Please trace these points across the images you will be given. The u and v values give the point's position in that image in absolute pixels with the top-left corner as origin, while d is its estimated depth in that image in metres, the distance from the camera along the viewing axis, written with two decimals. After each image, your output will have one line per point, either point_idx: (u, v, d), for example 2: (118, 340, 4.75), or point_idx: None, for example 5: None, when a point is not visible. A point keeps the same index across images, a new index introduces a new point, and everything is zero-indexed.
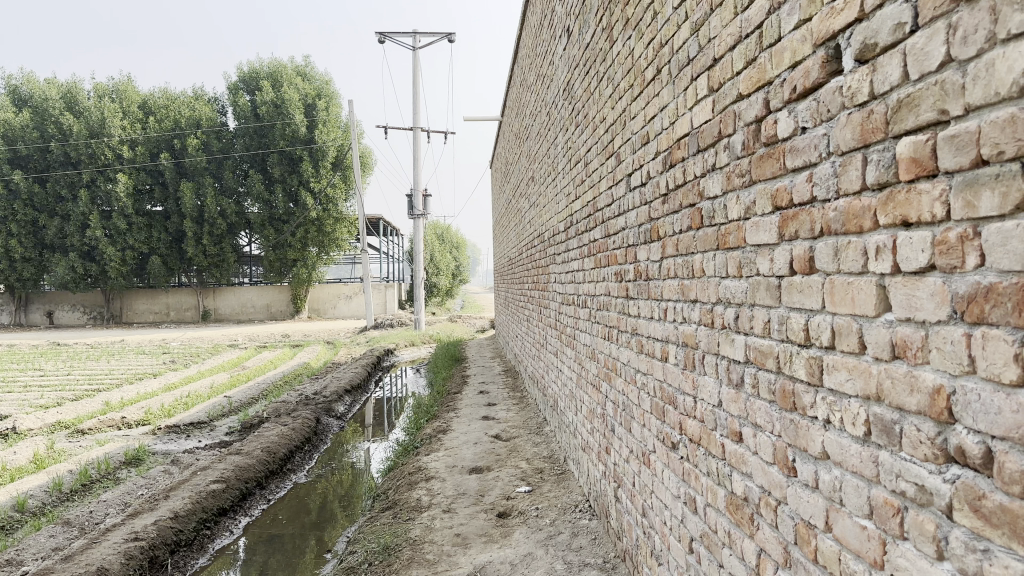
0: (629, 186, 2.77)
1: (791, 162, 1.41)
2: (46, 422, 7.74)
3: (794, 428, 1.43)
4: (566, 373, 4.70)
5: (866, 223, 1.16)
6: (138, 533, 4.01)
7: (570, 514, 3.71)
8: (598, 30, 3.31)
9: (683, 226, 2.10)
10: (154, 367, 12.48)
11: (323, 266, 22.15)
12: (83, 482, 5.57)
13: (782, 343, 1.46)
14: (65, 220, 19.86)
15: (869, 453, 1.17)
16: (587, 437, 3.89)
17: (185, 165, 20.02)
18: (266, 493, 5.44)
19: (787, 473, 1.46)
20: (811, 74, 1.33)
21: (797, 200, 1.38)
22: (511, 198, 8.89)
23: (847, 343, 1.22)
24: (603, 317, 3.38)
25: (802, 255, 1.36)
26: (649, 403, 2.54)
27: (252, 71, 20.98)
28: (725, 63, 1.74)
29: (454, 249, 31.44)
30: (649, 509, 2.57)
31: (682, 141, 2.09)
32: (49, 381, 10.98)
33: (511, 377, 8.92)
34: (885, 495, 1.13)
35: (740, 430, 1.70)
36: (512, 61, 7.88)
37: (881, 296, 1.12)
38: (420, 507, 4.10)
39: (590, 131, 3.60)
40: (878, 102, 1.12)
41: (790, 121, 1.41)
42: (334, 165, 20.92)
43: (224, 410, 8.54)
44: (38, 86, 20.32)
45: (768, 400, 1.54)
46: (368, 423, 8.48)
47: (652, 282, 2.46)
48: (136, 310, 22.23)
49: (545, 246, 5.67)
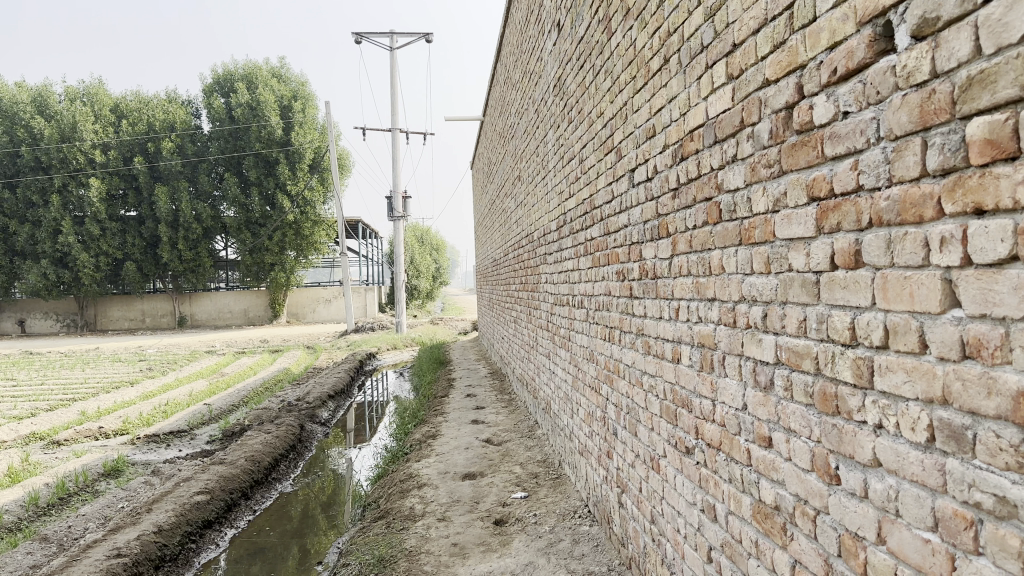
0: (632, 182, 2.69)
1: (831, 150, 1.32)
2: (20, 434, 7.50)
3: (836, 434, 1.34)
4: (559, 374, 4.60)
5: (927, 212, 1.07)
6: (120, 548, 3.84)
7: (570, 520, 3.61)
8: (593, 22, 3.23)
9: (696, 222, 2.01)
10: (130, 375, 12.20)
11: (301, 270, 21.88)
12: (61, 495, 5.38)
13: (821, 344, 1.37)
14: (36, 226, 19.44)
15: (932, 461, 1.09)
16: (585, 440, 3.80)
17: (159, 169, 19.70)
18: (251, 503, 5.28)
19: (829, 481, 1.37)
20: (855, 55, 1.24)
21: (839, 190, 1.30)
22: (495, 198, 8.78)
23: (904, 342, 1.13)
24: (602, 317, 3.29)
25: (847, 248, 1.28)
26: (658, 405, 2.46)
27: (226, 73, 20.75)
28: (747, 49, 1.65)
29: (433, 251, 31.33)
30: (659, 516, 2.48)
31: (696, 133, 2.00)
32: (23, 391, 10.72)
33: (498, 378, 8.84)
34: (953, 507, 1.04)
35: (769, 435, 1.61)
36: (494, 60, 7.80)
37: (948, 291, 1.04)
38: (414, 516, 3.98)
39: (585, 127, 3.51)
40: (941, 81, 1.04)
41: (829, 105, 1.32)
42: (311, 168, 20.72)
43: (204, 418, 8.35)
44: (6, 90, 19.88)
45: (804, 403, 1.45)
46: (352, 429, 8.32)
47: (660, 280, 2.37)
48: (111, 316, 21.76)
49: (535, 247, 5.60)
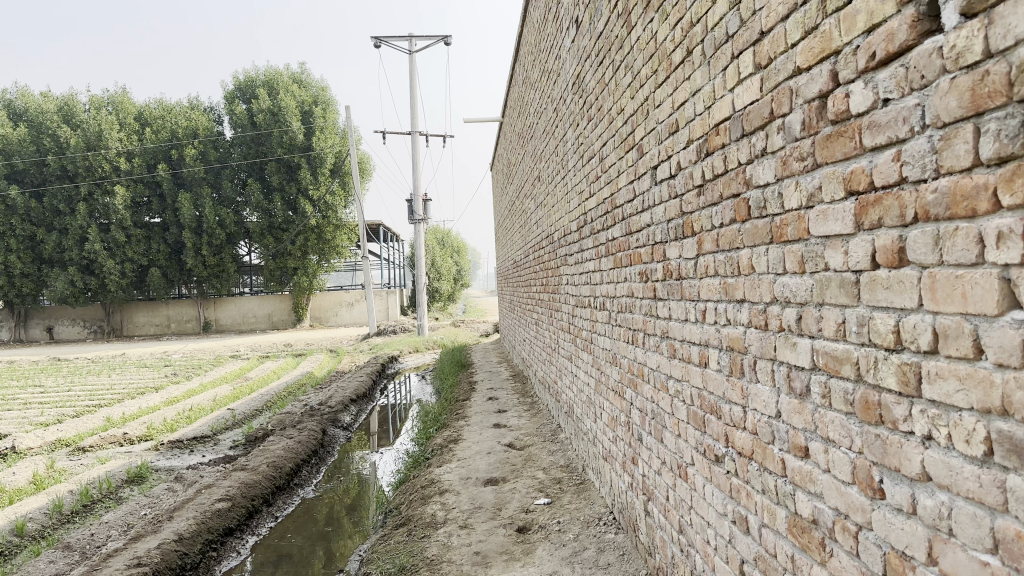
0: (654, 179, 2.60)
1: (870, 141, 1.23)
2: (46, 440, 7.54)
3: (880, 445, 1.25)
4: (581, 376, 4.52)
5: (981, 204, 0.98)
6: (140, 557, 3.82)
7: (595, 527, 3.53)
8: (612, 17, 3.15)
9: (724, 220, 1.92)
10: (155, 381, 12.27)
11: (324, 274, 21.94)
12: (85, 502, 5.38)
13: (862, 348, 1.28)
14: (63, 234, 19.65)
15: (991, 476, 0.99)
16: (609, 445, 3.71)
17: (183, 175, 19.86)
18: (273, 510, 5.23)
19: (872, 495, 1.28)
20: (896, 37, 1.15)
21: (881, 183, 1.21)
22: (516, 198, 8.70)
23: (955, 347, 1.04)
24: (625, 320, 3.20)
25: (889, 245, 1.19)
26: (685, 412, 2.36)
27: (247, 79, 20.88)
28: (776, 36, 1.56)
29: (454, 253, 31.36)
30: (688, 526, 2.39)
31: (722, 126, 1.91)
32: (50, 397, 10.80)
33: (519, 382, 8.76)
34: (1017, 528, 0.95)
35: (806, 445, 1.52)
36: (513, 61, 7.74)
37: (1007, 291, 0.95)
38: (435, 523, 3.91)
39: (605, 125, 3.44)
40: (996, 61, 0.94)
41: (868, 92, 1.23)
42: (332, 172, 20.80)
43: (227, 423, 8.35)
44: (33, 100, 20.14)
45: (844, 412, 1.36)
46: (375, 433, 8.28)
47: (686, 281, 2.28)
48: (137, 322, 22.01)
49: (555, 248, 5.52)
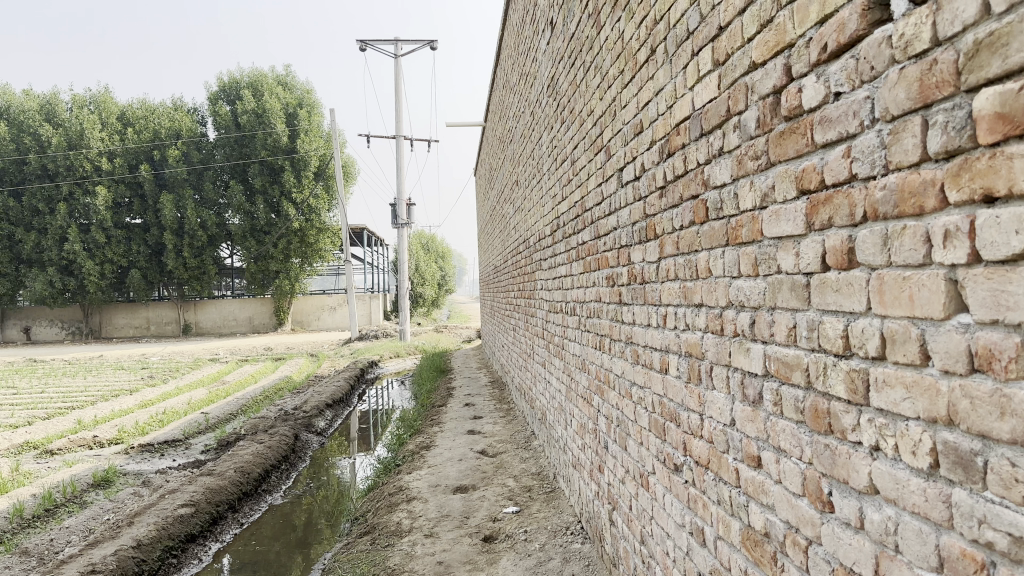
0: (620, 182, 2.55)
1: (822, 136, 1.18)
2: (13, 443, 7.38)
3: (830, 455, 1.19)
4: (554, 383, 4.45)
5: (928, 202, 0.93)
6: (94, 565, 3.70)
7: (562, 537, 3.46)
8: (584, 18, 3.10)
9: (684, 222, 1.86)
10: (130, 384, 12.07)
11: (307, 278, 21.78)
12: (47, 506, 5.24)
13: (812, 354, 1.22)
14: (42, 234, 19.37)
15: (936, 490, 0.93)
16: (578, 454, 3.65)
17: (165, 177, 19.69)
18: (239, 516, 5.12)
19: (823, 509, 1.22)
20: (847, 27, 1.09)
21: (830, 181, 1.15)
22: (496, 203, 8.66)
23: (904, 353, 0.99)
24: (593, 325, 3.15)
25: (838, 246, 1.13)
26: (647, 419, 2.31)
27: (232, 81, 20.77)
28: (733, 30, 1.51)
29: (439, 259, 31.33)
30: (649, 536, 2.33)
31: (682, 126, 1.86)
32: (22, 399, 10.61)
33: (498, 388, 8.68)
34: (961, 546, 0.89)
35: (759, 454, 1.46)
36: (494, 65, 7.71)
37: (955, 294, 0.89)
38: (400, 532, 3.83)
39: (576, 126, 3.38)
40: (944, 49, 0.89)
41: (821, 85, 1.17)
42: (316, 175, 20.70)
43: (200, 427, 8.22)
44: (14, 99, 19.86)
45: (795, 420, 1.30)
46: (351, 439, 8.17)
47: (648, 285, 2.22)
48: (116, 324, 21.72)
49: (531, 253, 5.47)
